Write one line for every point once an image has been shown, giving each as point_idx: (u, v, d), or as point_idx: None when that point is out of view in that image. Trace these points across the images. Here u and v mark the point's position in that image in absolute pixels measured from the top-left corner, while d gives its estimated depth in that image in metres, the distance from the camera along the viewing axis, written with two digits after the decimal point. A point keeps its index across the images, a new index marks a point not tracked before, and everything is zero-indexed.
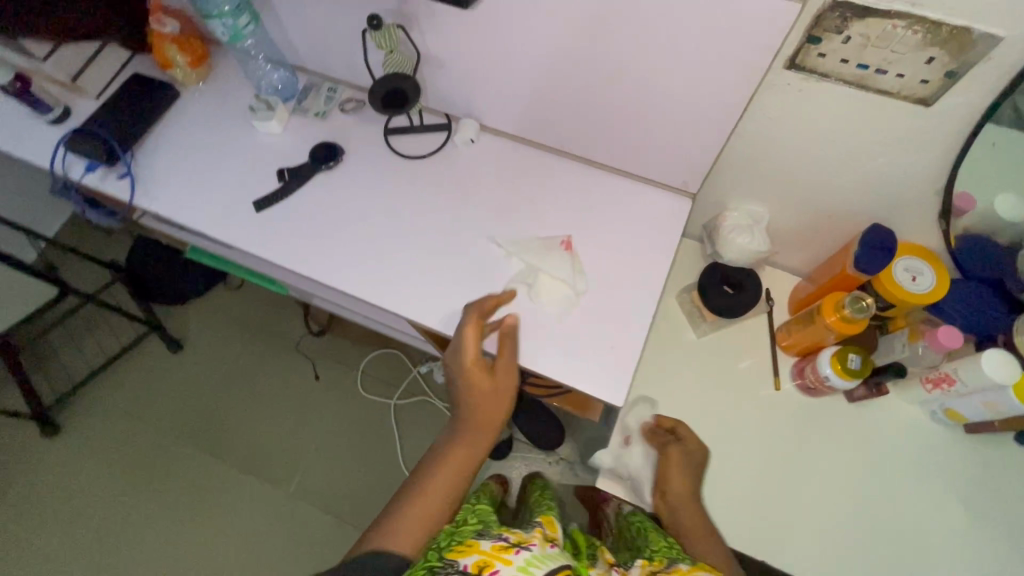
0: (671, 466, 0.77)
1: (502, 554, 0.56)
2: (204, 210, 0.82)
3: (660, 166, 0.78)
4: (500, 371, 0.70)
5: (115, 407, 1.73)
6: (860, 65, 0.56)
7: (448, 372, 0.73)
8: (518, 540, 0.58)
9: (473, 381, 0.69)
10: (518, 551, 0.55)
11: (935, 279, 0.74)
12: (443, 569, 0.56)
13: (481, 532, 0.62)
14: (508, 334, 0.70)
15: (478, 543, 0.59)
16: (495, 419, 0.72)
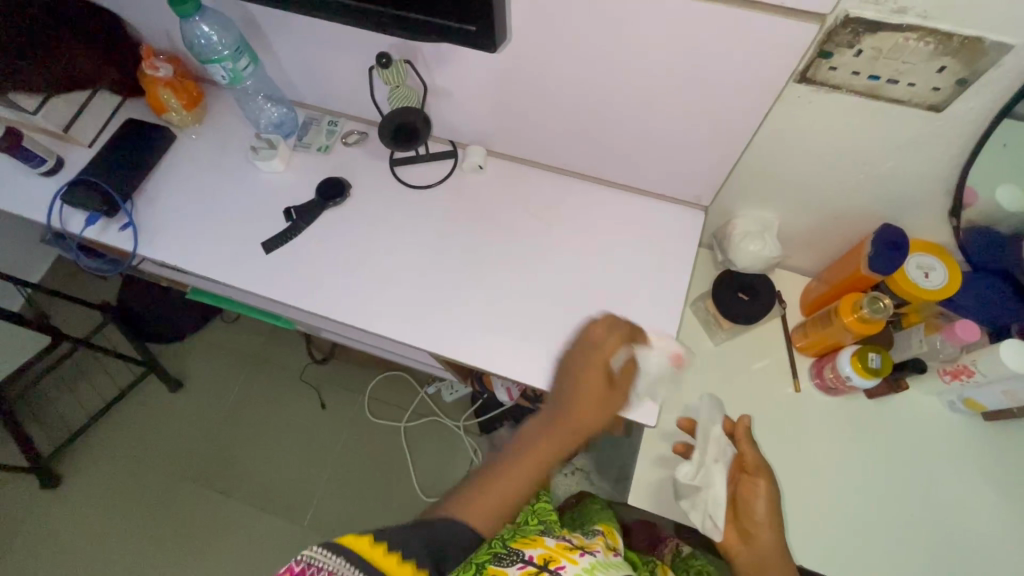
0: (752, 497, 0.72)
1: (567, 552, 0.59)
2: (211, 255, 0.80)
3: (670, 181, 0.78)
4: (619, 393, 0.65)
5: (117, 452, 1.68)
6: (872, 76, 0.57)
7: (566, 360, 0.66)
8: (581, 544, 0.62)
9: (594, 385, 0.63)
10: (582, 554, 0.59)
11: (947, 274, 0.76)
12: (507, 556, 0.59)
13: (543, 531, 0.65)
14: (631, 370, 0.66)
15: (542, 538, 0.62)
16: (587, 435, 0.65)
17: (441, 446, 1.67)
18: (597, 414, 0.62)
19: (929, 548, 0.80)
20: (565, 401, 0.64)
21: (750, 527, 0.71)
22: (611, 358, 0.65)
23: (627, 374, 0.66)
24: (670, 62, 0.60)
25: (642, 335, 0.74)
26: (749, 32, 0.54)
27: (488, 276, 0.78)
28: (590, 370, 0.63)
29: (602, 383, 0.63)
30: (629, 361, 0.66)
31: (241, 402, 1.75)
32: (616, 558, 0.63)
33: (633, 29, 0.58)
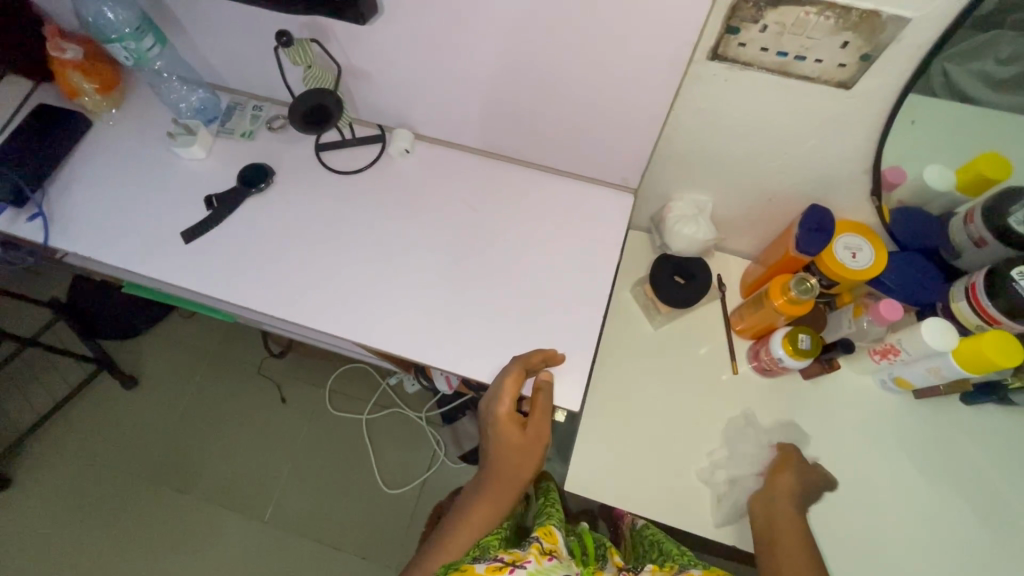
0: (779, 471, 0.79)
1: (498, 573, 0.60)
2: (130, 246, 0.77)
3: (599, 164, 0.77)
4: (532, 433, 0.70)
5: (70, 453, 1.64)
6: (780, 52, 0.56)
7: (481, 419, 0.72)
8: (512, 559, 0.62)
9: (506, 440, 0.69)
10: (513, 571, 0.60)
11: (873, 255, 0.76)
12: None
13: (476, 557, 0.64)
14: (541, 410, 0.69)
15: (473, 566, 0.62)
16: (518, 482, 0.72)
17: (401, 438, 1.67)
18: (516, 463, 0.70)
19: (862, 527, 0.80)
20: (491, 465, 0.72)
21: (771, 487, 0.78)
22: (513, 406, 0.68)
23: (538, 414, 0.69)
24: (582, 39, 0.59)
25: (569, 319, 0.73)
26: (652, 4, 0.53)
27: (414, 264, 0.76)
28: (496, 421, 0.69)
29: (515, 429, 0.69)
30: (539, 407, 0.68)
31: (198, 399, 1.72)
32: (551, 561, 0.63)
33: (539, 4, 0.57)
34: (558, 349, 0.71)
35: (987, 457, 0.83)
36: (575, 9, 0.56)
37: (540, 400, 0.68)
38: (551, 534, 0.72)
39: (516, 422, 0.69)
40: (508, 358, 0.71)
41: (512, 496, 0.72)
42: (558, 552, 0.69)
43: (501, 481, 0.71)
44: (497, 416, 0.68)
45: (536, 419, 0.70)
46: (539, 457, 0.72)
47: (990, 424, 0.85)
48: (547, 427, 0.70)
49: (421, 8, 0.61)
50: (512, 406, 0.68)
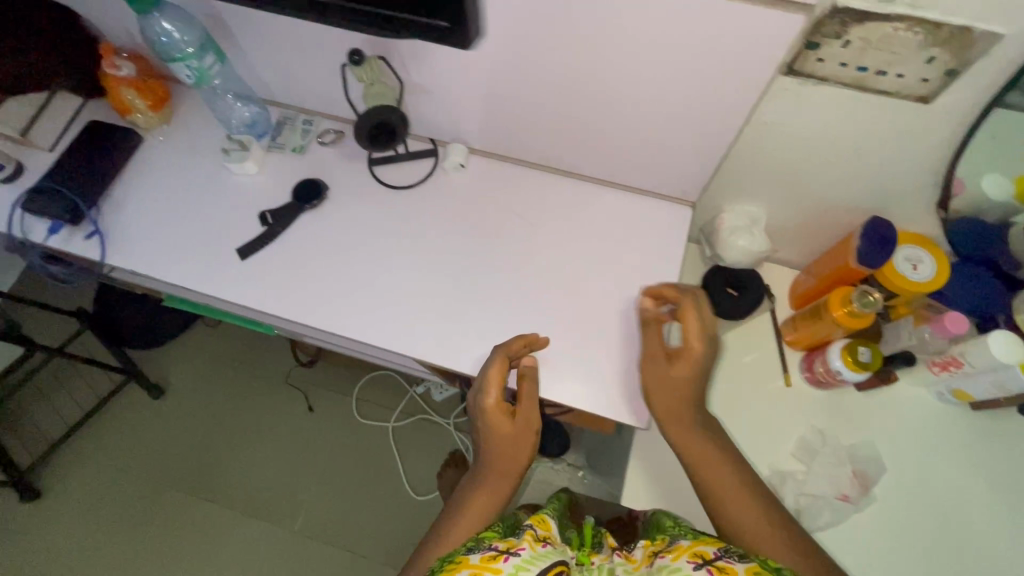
0: (652, 394, 0.63)
1: (491, 563, 0.51)
2: (185, 263, 0.77)
3: (657, 177, 0.76)
4: (523, 419, 0.66)
5: (99, 462, 1.64)
6: (860, 67, 0.55)
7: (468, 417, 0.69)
8: (506, 547, 0.54)
9: (498, 431, 0.65)
10: (507, 559, 0.52)
11: (935, 266, 0.75)
12: None
13: (468, 545, 0.56)
14: (528, 395, 0.66)
15: (465, 557, 0.53)
16: (515, 475, 0.66)
17: (428, 446, 1.66)
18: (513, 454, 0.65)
19: (927, 543, 0.79)
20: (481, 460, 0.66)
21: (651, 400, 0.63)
22: (501, 392, 0.66)
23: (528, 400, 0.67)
24: (654, 55, 0.58)
25: (629, 334, 0.72)
26: (733, 22, 0.52)
27: (470, 278, 0.76)
28: (484, 413, 0.65)
29: (504, 416, 0.65)
30: (527, 392, 0.66)
31: (225, 408, 1.71)
32: (546, 548, 0.55)
33: (613, 22, 0.56)
34: (539, 334, 0.71)
35: None
36: (650, 26, 0.55)
37: (527, 386, 0.67)
38: (545, 520, 0.62)
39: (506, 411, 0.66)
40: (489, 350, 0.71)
41: (515, 491, 0.65)
42: (554, 540, 0.59)
43: (498, 474, 0.64)
44: (484, 407, 0.65)
45: (526, 405, 0.66)
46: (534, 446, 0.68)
47: None
48: (537, 412, 0.66)
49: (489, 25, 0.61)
50: (500, 393, 0.65)
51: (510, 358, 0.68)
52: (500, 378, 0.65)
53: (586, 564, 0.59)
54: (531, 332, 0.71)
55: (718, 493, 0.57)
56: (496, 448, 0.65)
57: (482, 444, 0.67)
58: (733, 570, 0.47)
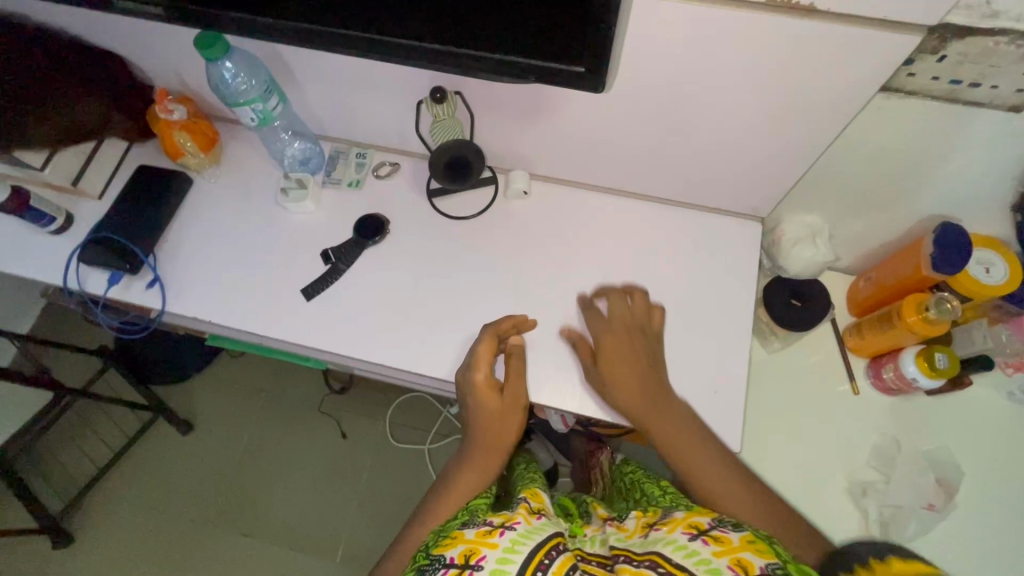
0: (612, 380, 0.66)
1: (487, 538, 0.52)
2: (249, 307, 0.75)
3: (726, 196, 0.75)
4: (509, 396, 0.69)
5: (131, 503, 1.61)
6: (953, 80, 0.55)
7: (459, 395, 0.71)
8: (502, 521, 0.54)
9: (484, 407, 0.68)
10: (503, 533, 0.52)
11: (1008, 269, 0.75)
12: (431, 566, 0.51)
13: (467, 521, 0.57)
14: (516, 372, 0.69)
15: (462, 532, 0.54)
16: (503, 448, 0.70)
17: None
18: (498, 427, 0.69)
19: (1012, 545, 0.79)
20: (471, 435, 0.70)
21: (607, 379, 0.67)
22: (489, 370, 0.68)
23: (513, 377, 0.69)
24: (744, 91, 0.57)
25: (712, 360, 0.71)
26: (839, 65, 0.51)
27: (542, 308, 0.74)
28: (473, 391, 0.68)
29: (489, 392, 0.68)
30: (512, 369, 0.69)
31: (257, 439, 1.69)
32: (541, 521, 0.55)
33: (708, 68, 0.55)
34: (528, 316, 0.73)
35: None
36: (749, 71, 0.54)
37: (514, 364, 0.69)
38: (538, 495, 0.63)
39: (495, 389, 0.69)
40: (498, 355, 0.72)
41: (500, 461, 0.70)
42: (547, 510, 0.60)
43: (486, 446, 0.69)
44: (473, 386, 0.68)
45: (512, 382, 0.69)
46: (522, 421, 0.70)
47: None
48: (525, 391, 0.69)
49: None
50: (489, 371, 0.68)
51: (500, 337, 0.70)
52: (487, 357, 0.68)
53: (579, 535, 0.60)
54: (519, 313, 0.74)
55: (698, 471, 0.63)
56: (483, 425, 0.69)
57: (472, 420, 0.70)
58: (728, 538, 0.46)
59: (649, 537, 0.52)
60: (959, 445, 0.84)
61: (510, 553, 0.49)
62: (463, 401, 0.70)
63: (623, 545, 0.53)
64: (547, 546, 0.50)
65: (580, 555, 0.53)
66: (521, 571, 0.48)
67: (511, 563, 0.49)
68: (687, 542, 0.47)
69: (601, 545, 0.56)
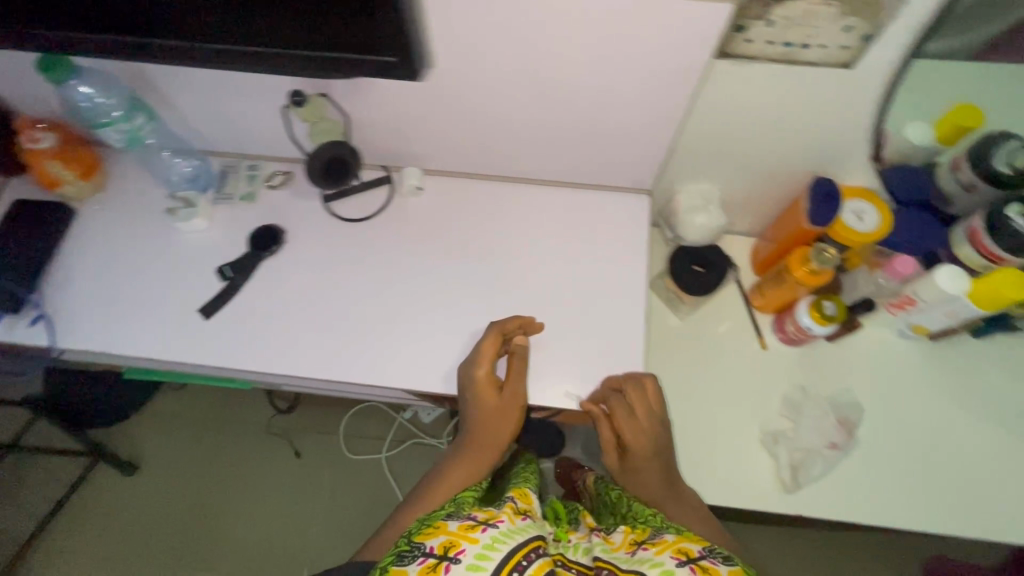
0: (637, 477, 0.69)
1: (469, 532, 0.53)
2: (146, 333, 0.73)
3: (613, 172, 0.78)
4: (508, 394, 0.69)
5: (77, 554, 1.54)
6: (786, 43, 0.58)
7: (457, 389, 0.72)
8: (485, 518, 0.55)
9: (482, 403, 0.69)
10: (484, 529, 0.53)
11: (879, 216, 0.80)
12: (409, 553, 0.52)
13: (450, 513, 0.58)
14: (517, 369, 0.70)
15: (444, 523, 0.55)
16: (500, 444, 0.71)
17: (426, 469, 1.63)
18: (496, 425, 0.70)
19: (911, 470, 0.85)
20: (467, 429, 0.72)
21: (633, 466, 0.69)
22: (490, 367, 0.69)
23: (514, 375, 0.70)
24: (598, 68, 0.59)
25: (613, 329, 0.74)
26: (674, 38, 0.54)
27: (446, 299, 0.75)
28: (474, 386, 0.68)
29: (490, 392, 0.68)
30: (516, 370, 0.70)
31: (206, 471, 1.63)
32: (524, 521, 0.56)
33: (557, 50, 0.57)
34: (536, 318, 0.74)
35: (1003, 384, 0.89)
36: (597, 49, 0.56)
37: (515, 362, 0.70)
38: (525, 495, 0.64)
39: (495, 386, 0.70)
40: (408, 351, 0.73)
41: (496, 457, 0.72)
42: (534, 513, 0.62)
43: (482, 443, 0.71)
44: (475, 381, 0.68)
45: (512, 380, 0.70)
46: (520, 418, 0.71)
47: (998, 354, 0.91)
48: (524, 390, 0.69)
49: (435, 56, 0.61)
50: (490, 367, 0.69)
51: (505, 337, 0.71)
52: (490, 354, 0.68)
53: (563, 540, 0.62)
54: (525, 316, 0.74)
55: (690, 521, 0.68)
56: (481, 421, 0.70)
57: (468, 414, 0.71)
58: (716, 569, 0.49)
59: (634, 555, 0.55)
60: (859, 385, 0.90)
61: (489, 549, 0.51)
62: (463, 395, 0.71)
63: (609, 558, 0.56)
64: (527, 547, 0.52)
65: (561, 559, 0.56)
66: (500, 567, 0.50)
67: (489, 561, 0.50)
68: (673, 567, 0.51)
69: (583, 553, 0.59)
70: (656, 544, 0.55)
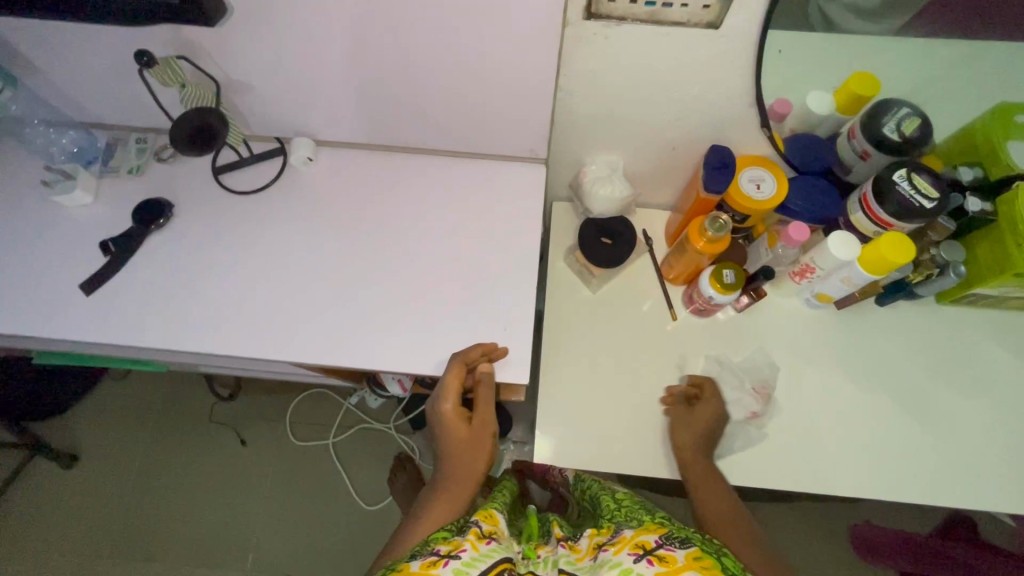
0: (680, 437, 0.81)
1: (430, 569, 0.56)
2: (22, 310, 0.70)
3: (504, 140, 0.78)
4: (478, 424, 0.72)
5: (10, 551, 1.48)
6: (648, 2, 0.59)
7: (429, 421, 0.75)
8: (447, 550, 0.58)
9: (453, 434, 0.72)
10: (446, 564, 0.56)
11: (776, 183, 0.80)
12: None
13: (412, 553, 0.61)
14: (483, 398, 0.71)
15: (407, 564, 0.57)
16: (475, 476, 0.73)
17: (373, 455, 1.59)
18: (471, 455, 0.73)
19: (819, 436, 0.86)
20: (442, 463, 0.74)
21: (692, 422, 0.82)
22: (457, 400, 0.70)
23: (482, 407, 0.72)
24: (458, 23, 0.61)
25: (505, 297, 0.73)
26: None
27: (336, 270, 0.74)
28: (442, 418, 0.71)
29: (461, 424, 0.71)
30: (483, 400, 0.71)
31: (146, 463, 1.58)
32: (487, 547, 0.61)
33: None
34: (499, 344, 0.71)
35: (906, 348, 0.91)
36: None
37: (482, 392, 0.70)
38: (491, 516, 0.69)
39: (463, 416, 0.72)
40: (297, 324, 0.71)
41: (471, 491, 0.73)
42: (499, 534, 0.66)
43: (458, 477, 0.72)
44: (443, 414, 0.70)
45: (480, 407, 0.72)
46: (491, 444, 0.74)
47: (903, 320, 0.92)
48: (492, 416, 0.72)
49: (300, 13, 0.61)
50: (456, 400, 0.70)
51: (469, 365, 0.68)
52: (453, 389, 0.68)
53: (532, 558, 0.67)
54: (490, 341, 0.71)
55: (713, 499, 0.77)
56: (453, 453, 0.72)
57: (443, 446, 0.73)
58: (673, 558, 0.54)
59: (598, 560, 0.60)
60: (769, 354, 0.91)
61: None
62: (433, 426, 0.74)
63: (573, 568, 0.62)
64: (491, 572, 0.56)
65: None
66: None
67: None
68: (632, 564, 0.55)
69: (549, 567, 0.64)
70: (617, 544, 0.60)
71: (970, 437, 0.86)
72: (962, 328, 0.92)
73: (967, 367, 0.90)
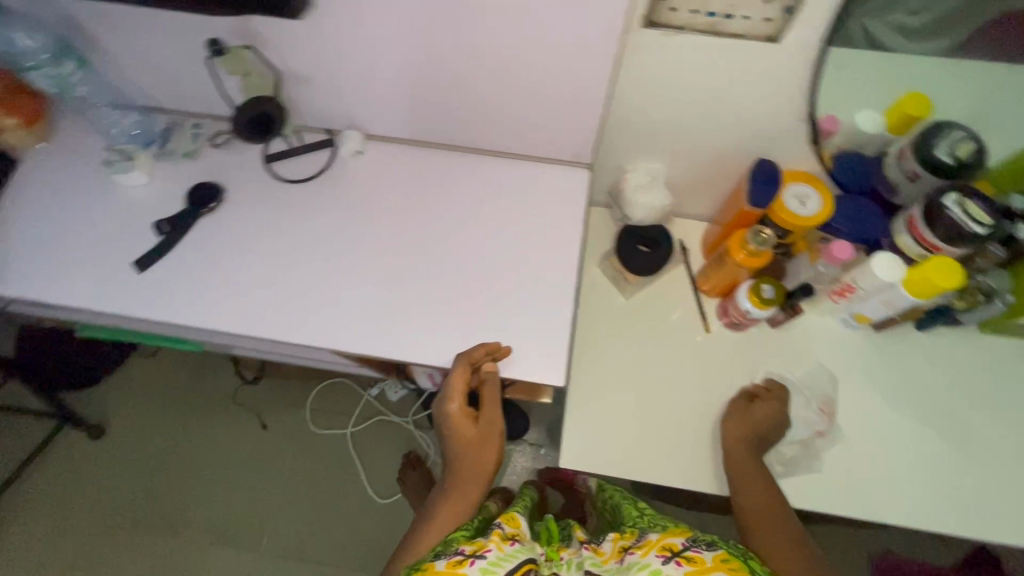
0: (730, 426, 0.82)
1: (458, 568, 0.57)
2: (78, 283, 0.73)
3: (550, 142, 0.79)
4: (485, 424, 0.74)
5: (36, 516, 1.52)
6: (709, 12, 0.60)
7: (437, 423, 0.77)
8: (473, 550, 0.60)
9: (460, 435, 0.73)
10: (473, 563, 0.58)
11: (821, 201, 0.79)
12: None
13: (436, 553, 0.62)
14: (490, 398, 0.72)
15: (433, 564, 0.59)
16: (483, 476, 0.74)
17: (391, 448, 1.61)
18: (479, 456, 0.74)
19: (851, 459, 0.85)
20: (451, 465, 0.75)
21: (744, 415, 0.83)
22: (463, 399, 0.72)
23: (487, 407, 0.73)
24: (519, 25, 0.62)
25: (542, 298, 0.74)
26: None
27: (378, 261, 0.75)
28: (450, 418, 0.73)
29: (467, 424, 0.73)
30: (489, 399, 0.72)
31: (169, 439, 1.61)
32: (512, 547, 0.61)
33: None
34: (503, 342, 0.71)
35: (944, 374, 0.89)
36: None
37: (487, 390, 0.71)
38: (513, 518, 0.69)
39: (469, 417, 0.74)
40: (338, 313, 0.73)
41: (479, 491, 0.74)
42: (521, 535, 0.66)
43: (466, 478, 0.73)
44: (450, 415, 0.73)
45: (487, 408, 0.73)
46: (500, 444, 0.75)
47: (942, 346, 0.91)
48: (499, 416, 0.74)
49: (364, 9, 0.62)
50: (462, 399, 0.72)
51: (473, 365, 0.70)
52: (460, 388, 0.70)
53: (555, 559, 0.67)
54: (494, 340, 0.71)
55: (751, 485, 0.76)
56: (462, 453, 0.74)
57: (451, 447, 0.75)
58: (702, 559, 0.55)
59: (624, 561, 0.60)
60: (802, 373, 0.90)
61: None
62: (441, 428, 0.76)
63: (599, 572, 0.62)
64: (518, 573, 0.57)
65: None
66: None
67: None
68: (661, 565, 0.56)
69: (573, 568, 0.65)
70: (644, 546, 0.60)
71: (1009, 470, 0.84)
72: (1003, 357, 0.90)
73: (1007, 398, 0.87)
